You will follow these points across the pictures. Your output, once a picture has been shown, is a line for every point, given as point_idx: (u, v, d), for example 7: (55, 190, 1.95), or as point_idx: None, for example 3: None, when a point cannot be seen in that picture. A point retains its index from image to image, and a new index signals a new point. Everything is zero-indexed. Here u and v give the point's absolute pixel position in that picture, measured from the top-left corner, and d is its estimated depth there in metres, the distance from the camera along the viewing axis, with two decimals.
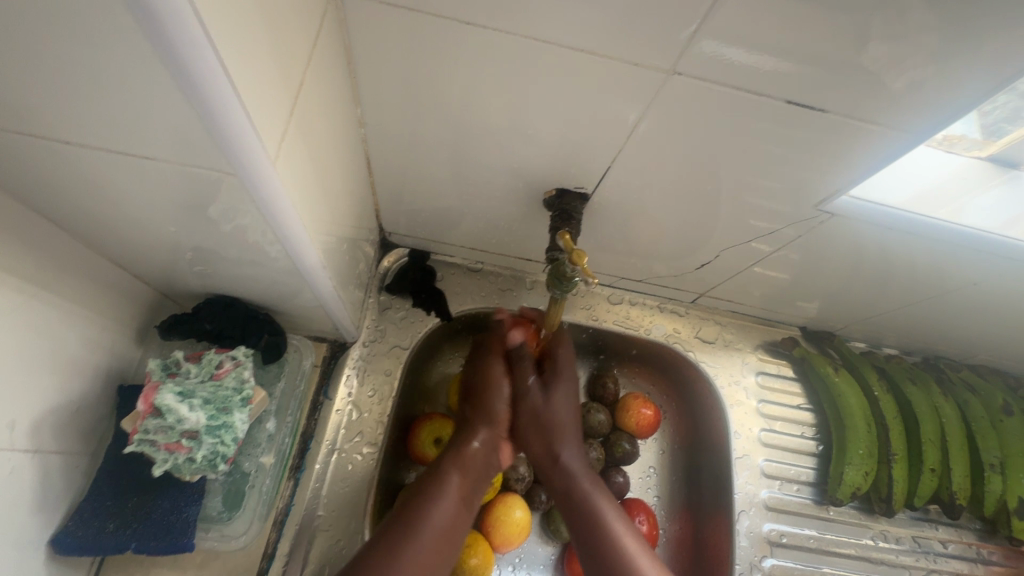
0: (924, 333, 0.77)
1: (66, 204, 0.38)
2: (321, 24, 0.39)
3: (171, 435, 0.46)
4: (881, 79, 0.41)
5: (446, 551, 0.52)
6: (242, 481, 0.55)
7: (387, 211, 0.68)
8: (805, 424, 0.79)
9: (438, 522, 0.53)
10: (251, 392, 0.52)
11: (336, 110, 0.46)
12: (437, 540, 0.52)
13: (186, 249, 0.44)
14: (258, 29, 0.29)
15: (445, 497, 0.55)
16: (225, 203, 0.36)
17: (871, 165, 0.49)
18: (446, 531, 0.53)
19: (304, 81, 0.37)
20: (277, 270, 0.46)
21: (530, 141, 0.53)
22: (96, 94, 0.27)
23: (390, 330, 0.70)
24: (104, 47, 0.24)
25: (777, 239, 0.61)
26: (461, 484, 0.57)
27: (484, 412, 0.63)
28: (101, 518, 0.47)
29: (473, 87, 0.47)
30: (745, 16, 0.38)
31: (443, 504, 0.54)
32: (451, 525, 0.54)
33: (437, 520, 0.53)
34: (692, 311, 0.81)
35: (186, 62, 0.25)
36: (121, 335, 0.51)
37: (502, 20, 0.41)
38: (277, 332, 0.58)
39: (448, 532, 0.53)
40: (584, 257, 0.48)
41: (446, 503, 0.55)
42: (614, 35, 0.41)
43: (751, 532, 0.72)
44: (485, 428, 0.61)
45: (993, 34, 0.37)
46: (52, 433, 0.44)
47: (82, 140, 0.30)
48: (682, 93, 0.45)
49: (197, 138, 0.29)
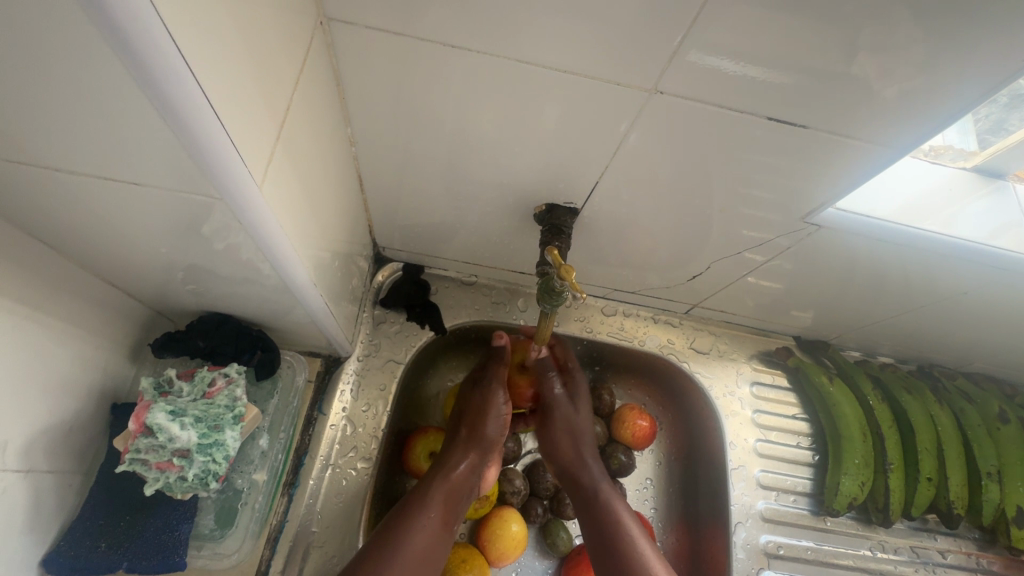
0: (917, 341, 0.77)
1: (60, 227, 0.38)
2: (309, 47, 0.40)
3: (163, 454, 0.46)
4: (869, 90, 0.42)
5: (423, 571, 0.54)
6: (234, 498, 0.56)
7: (380, 227, 0.68)
8: (801, 434, 0.79)
9: (416, 546, 0.53)
10: (243, 409, 0.52)
11: (326, 129, 0.46)
12: (417, 562, 0.53)
13: (180, 268, 0.44)
14: (242, 57, 0.30)
15: (429, 517, 0.56)
16: (217, 224, 0.36)
17: (854, 178, 0.50)
18: (422, 557, 0.53)
19: (291, 103, 0.38)
20: (268, 287, 0.47)
21: (520, 157, 0.53)
22: (84, 121, 0.28)
23: (385, 344, 0.71)
24: (94, 78, 0.25)
25: (769, 249, 0.62)
26: (445, 507, 0.57)
27: (476, 432, 0.62)
28: (93, 537, 0.47)
29: (465, 105, 0.48)
30: (726, 32, 0.39)
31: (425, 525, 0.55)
32: (428, 551, 0.54)
33: (414, 546, 0.53)
34: (686, 322, 0.81)
35: (162, 85, 0.25)
36: (114, 353, 0.51)
37: (491, 41, 0.42)
38: (271, 348, 0.58)
39: (426, 557, 0.54)
40: (572, 271, 0.48)
41: (426, 527, 0.55)
42: (598, 54, 0.42)
43: (748, 544, 0.71)
44: (474, 451, 0.61)
45: (978, 46, 0.38)
46: (44, 453, 0.44)
47: (70, 164, 0.31)
48: (668, 107, 0.46)
49: (184, 164, 0.30)
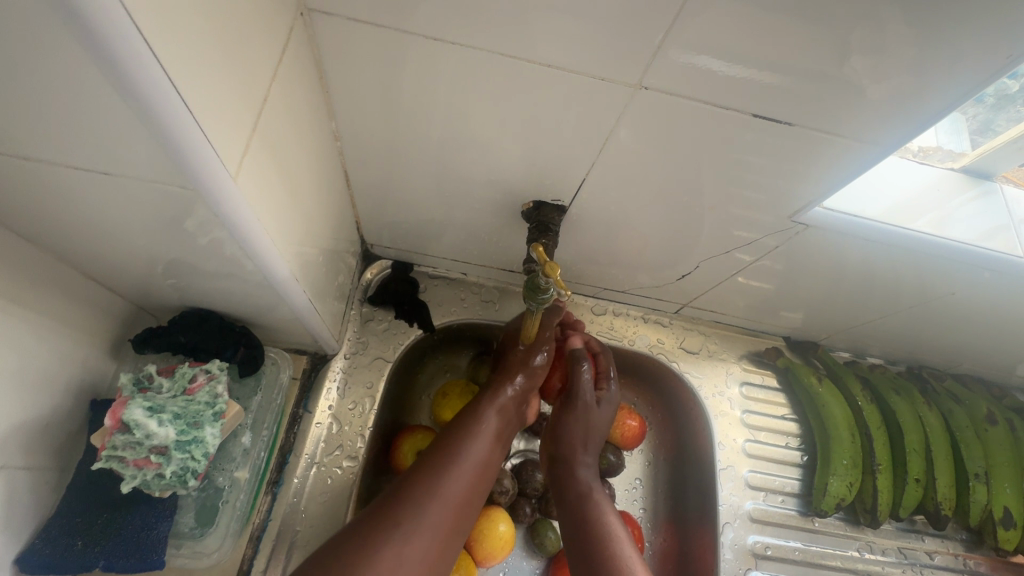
0: (907, 342, 0.77)
1: (34, 218, 0.38)
2: (289, 40, 0.39)
3: (140, 451, 0.45)
4: (857, 89, 0.42)
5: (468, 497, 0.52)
6: (215, 496, 0.54)
7: (368, 223, 0.68)
8: (790, 435, 0.79)
9: (467, 464, 0.53)
10: (224, 406, 0.51)
11: (309, 123, 0.46)
12: (461, 487, 0.51)
13: (159, 262, 0.44)
14: (214, 51, 0.29)
15: (470, 447, 0.54)
16: (193, 218, 0.36)
17: (839, 178, 0.50)
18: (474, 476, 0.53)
19: (269, 97, 0.37)
20: (252, 283, 0.46)
21: (506, 155, 0.53)
22: (56, 109, 0.27)
23: (373, 341, 0.70)
24: (61, 65, 0.24)
25: (755, 250, 0.62)
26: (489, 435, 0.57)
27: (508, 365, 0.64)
28: (69, 535, 0.46)
29: (451, 102, 0.48)
30: (708, 28, 0.38)
31: (473, 451, 0.54)
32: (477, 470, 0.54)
33: (464, 466, 0.53)
34: (676, 322, 0.81)
35: (130, 77, 0.25)
36: (94, 348, 0.50)
37: (475, 36, 0.41)
38: (255, 344, 0.57)
39: (476, 476, 0.53)
40: (557, 268, 0.47)
41: (474, 448, 0.55)
42: (583, 50, 0.41)
43: (736, 544, 0.71)
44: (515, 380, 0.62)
45: (964, 47, 0.38)
46: (20, 449, 0.43)
47: (40, 153, 0.30)
48: (655, 104, 0.45)
49: (157, 155, 0.30)
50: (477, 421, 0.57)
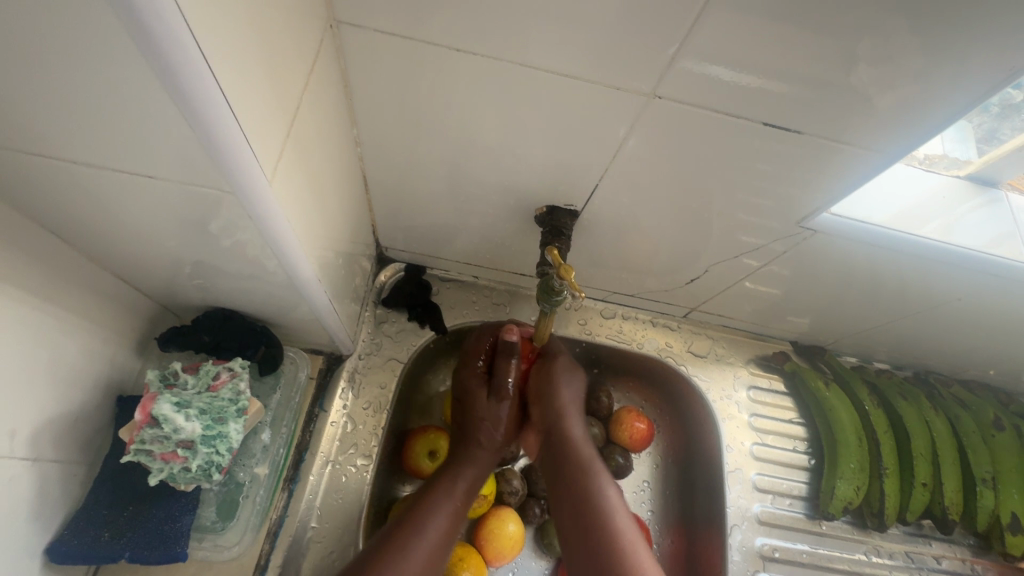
0: (913, 348, 0.78)
1: (72, 219, 0.39)
2: (319, 50, 0.41)
3: (167, 445, 0.47)
4: (865, 97, 0.43)
5: (440, 557, 0.54)
6: (236, 491, 0.56)
7: (383, 227, 0.69)
8: (797, 438, 0.80)
9: (436, 527, 0.54)
10: (246, 402, 0.53)
11: (332, 130, 0.48)
12: (429, 550, 0.53)
13: (187, 263, 0.45)
14: (255, 60, 0.31)
15: (441, 506, 0.56)
16: (226, 219, 0.37)
17: (847, 184, 0.51)
18: (443, 536, 0.55)
19: (299, 105, 0.39)
20: (275, 284, 0.48)
21: (521, 161, 0.54)
22: (104, 116, 0.29)
23: (386, 343, 0.72)
24: (116, 74, 0.26)
25: (764, 255, 0.63)
26: (458, 496, 0.58)
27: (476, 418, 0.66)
28: (96, 527, 0.47)
29: (469, 109, 0.49)
30: (720, 38, 0.40)
31: (441, 514, 0.55)
32: (446, 531, 0.55)
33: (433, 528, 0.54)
34: (684, 326, 0.82)
35: (183, 83, 0.26)
36: (121, 345, 0.52)
37: (495, 46, 0.43)
38: (275, 343, 0.59)
39: (445, 535, 0.55)
40: (571, 270, 0.48)
41: (445, 508, 0.56)
42: (598, 60, 0.43)
43: (744, 546, 0.72)
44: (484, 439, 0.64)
45: (970, 58, 0.39)
46: (51, 442, 0.45)
47: (84, 157, 0.32)
48: (667, 111, 0.47)
49: (199, 158, 0.31)
50: (446, 481, 0.59)
